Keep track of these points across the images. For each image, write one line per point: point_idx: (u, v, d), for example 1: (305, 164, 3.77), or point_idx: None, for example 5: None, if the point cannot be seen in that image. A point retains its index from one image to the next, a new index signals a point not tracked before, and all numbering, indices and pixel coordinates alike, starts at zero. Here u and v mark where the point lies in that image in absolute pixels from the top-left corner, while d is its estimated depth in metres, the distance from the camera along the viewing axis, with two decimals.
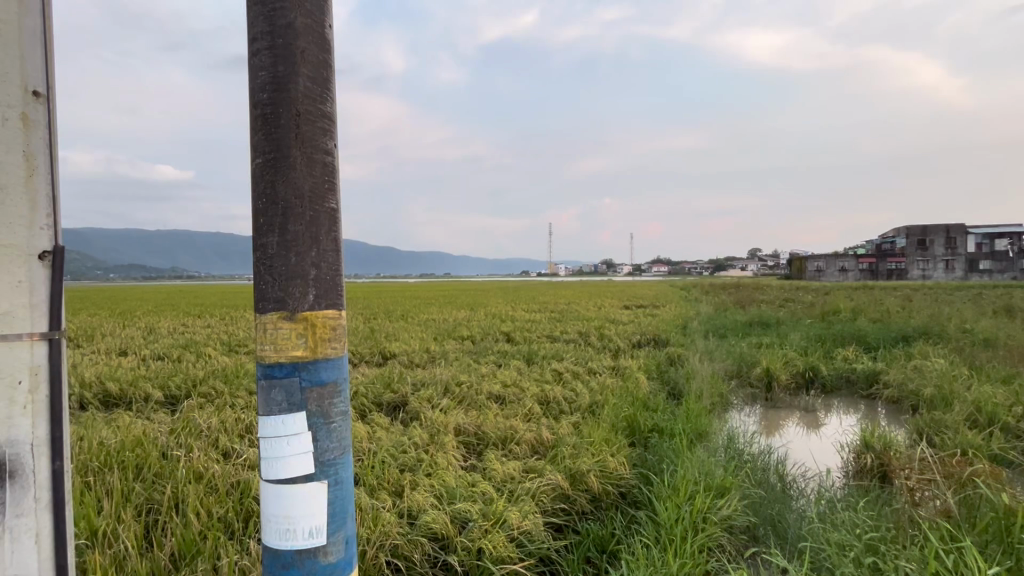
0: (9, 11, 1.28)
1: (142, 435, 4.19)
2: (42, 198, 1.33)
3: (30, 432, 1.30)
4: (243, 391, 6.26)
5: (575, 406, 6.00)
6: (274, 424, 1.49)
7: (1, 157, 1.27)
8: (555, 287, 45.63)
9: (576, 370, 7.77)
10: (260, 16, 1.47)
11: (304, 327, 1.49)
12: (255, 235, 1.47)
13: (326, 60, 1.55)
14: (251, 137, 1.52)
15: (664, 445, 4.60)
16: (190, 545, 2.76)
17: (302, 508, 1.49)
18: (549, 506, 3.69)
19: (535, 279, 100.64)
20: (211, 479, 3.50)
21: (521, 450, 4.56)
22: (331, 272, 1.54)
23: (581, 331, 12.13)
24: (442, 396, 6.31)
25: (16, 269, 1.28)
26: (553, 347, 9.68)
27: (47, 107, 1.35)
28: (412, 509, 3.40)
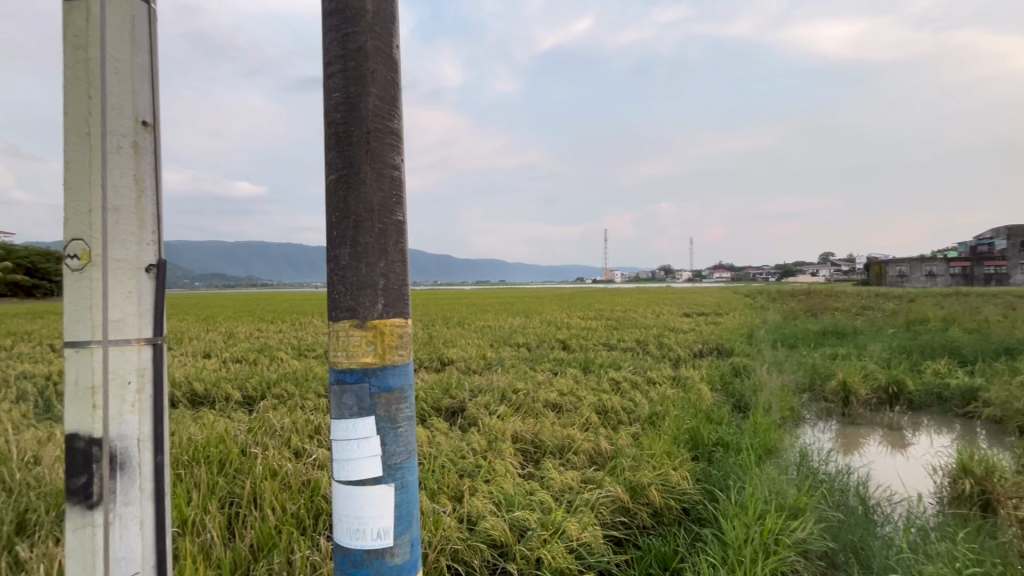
0: (122, 52, 1.43)
1: (225, 433, 4.51)
2: (149, 217, 1.48)
3: (137, 428, 1.44)
4: (312, 394, 6.62)
5: (633, 416, 5.85)
6: (345, 427, 1.56)
7: (115, 181, 1.41)
8: (609, 294, 44.87)
9: (634, 379, 7.57)
10: (334, 42, 1.57)
11: (373, 334, 1.56)
12: (329, 247, 1.56)
13: (395, 80, 1.63)
14: (326, 155, 1.61)
15: (731, 460, 4.38)
16: (268, 538, 2.93)
17: (371, 509, 1.56)
18: (609, 519, 3.61)
19: (589, 285, 99.32)
20: (284, 477, 3.70)
21: (579, 460, 4.51)
22: (398, 282, 1.61)
23: (638, 339, 11.84)
24: (499, 402, 6.35)
25: (127, 281, 1.42)
26: (610, 356, 9.51)
27: (153, 135, 1.50)
28: (471, 515, 3.45)
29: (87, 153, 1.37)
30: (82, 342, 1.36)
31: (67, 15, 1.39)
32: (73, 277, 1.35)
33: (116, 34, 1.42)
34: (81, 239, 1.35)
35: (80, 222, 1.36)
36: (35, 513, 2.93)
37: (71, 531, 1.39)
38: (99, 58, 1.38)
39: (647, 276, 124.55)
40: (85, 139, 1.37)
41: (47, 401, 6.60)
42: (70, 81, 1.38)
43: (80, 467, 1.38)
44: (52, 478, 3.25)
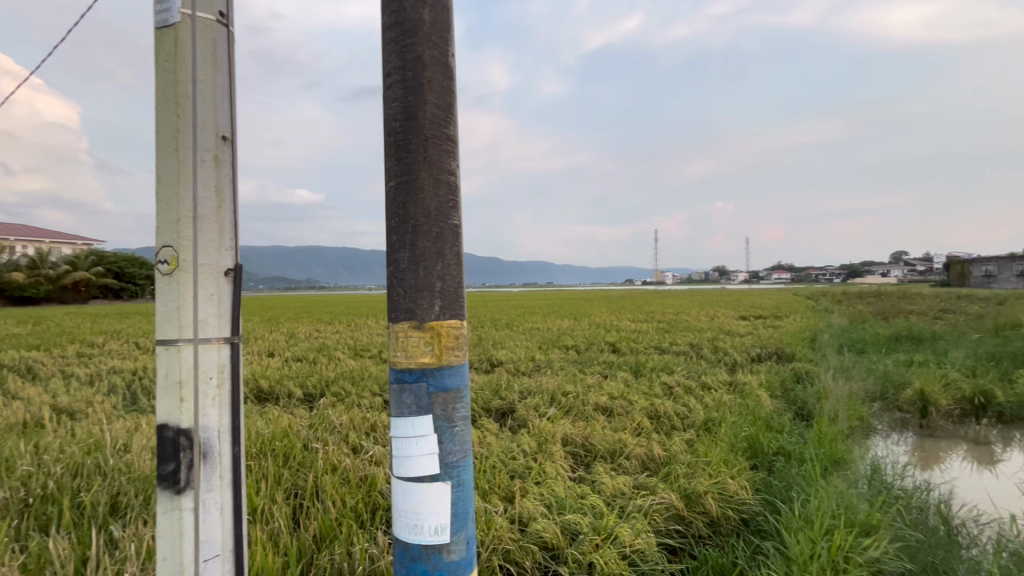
0: (206, 73, 1.55)
1: (289, 428, 4.76)
2: (228, 224, 1.58)
3: (217, 421, 1.55)
4: (368, 393, 6.86)
5: (687, 422, 5.67)
6: (404, 425, 1.61)
7: (199, 192, 1.52)
8: (659, 296, 43.75)
9: (688, 384, 7.34)
10: (393, 53, 1.63)
11: (431, 335, 1.61)
12: (389, 251, 1.62)
13: (450, 87, 1.67)
14: (385, 163, 1.68)
15: (793, 471, 4.17)
16: (330, 530, 3.07)
17: (429, 505, 1.60)
18: (663, 526, 3.51)
19: (639, 287, 97.16)
20: (344, 471, 3.86)
21: (631, 465, 4.43)
22: (454, 284, 1.65)
23: (691, 343, 11.47)
24: (548, 405, 6.34)
25: (209, 284, 1.53)
26: (662, 359, 9.26)
27: (232, 149, 1.61)
28: (522, 516, 3.46)
29: (175, 167, 1.50)
30: (172, 341, 1.49)
31: (158, 42, 1.53)
32: (164, 280, 1.48)
33: (201, 58, 1.54)
34: (170, 246, 1.48)
35: (169, 231, 1.49)
36: (126, 496, 3.21)
37: (161, 513, 1.51)
38: (186, 80, 1.51)
39: (700, 277, 120.37)
40: (175, 154, 1.50)
41: (133, 394, 7.20)
42: (161, 102, 1.51)
43: (169, 454, 1.50)
44: (140, 465, 3.55)
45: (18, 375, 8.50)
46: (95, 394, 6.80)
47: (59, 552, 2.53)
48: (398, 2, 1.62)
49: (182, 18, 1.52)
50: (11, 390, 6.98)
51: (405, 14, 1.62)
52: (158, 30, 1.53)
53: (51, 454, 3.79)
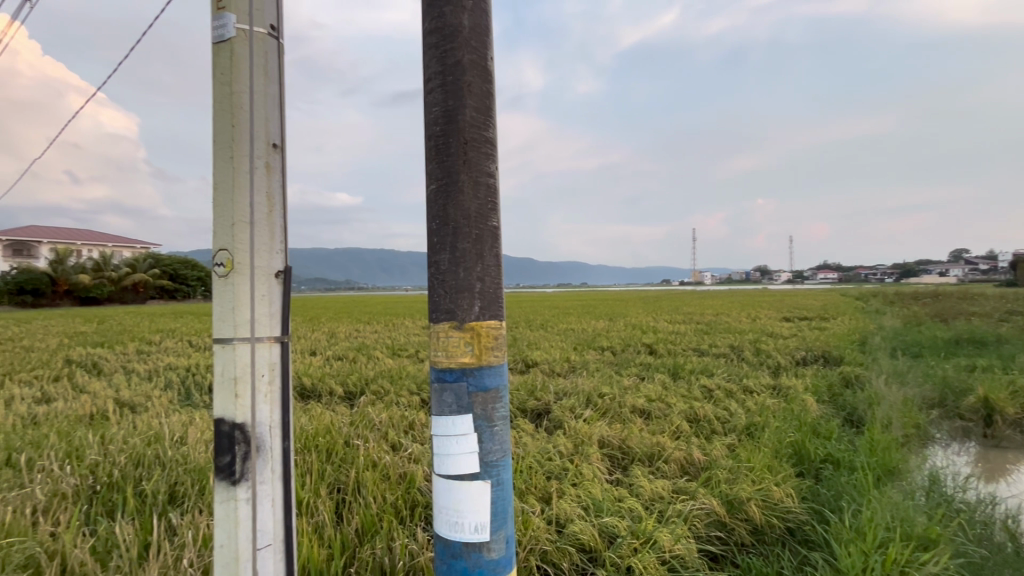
0: (259, 84, 1.62)
1: (331, 425, 4.91)
2: (278, 228, 1.65)
3: (269, 416, 1.62)
4: (406, 391, 7.00)
5: (728, 427, 5.51)
6: (445, 423, 1.64)
7: (252, 197, 1.60)
8: (698, 296, 42.73)
9: (728, 387, 7.13)
10: (434, 58, 1.67)
11: (471, 335, 1.63)
12: (430, 253, 1.66)
13: (489, 90, 1.69)
14: (426, 166, 1.71)
15: (843, 479, 3.99)
16: (371, 525, 3.15)
17: (469, 503, 1.63)
18: (703, 532, 3.43)
19: (676, 287, 95.04)
20: (384, 468, 3.95)
21: (670, 469, 4.35)
22: (494, 285, 1.67)
23: (732, 344, 11.14)
24: (584, 406, 6.29)
25: (262, 285, 1.60)
26: (701, 362, 9.03)
27: (282, 156, 1.68)
28: (559, 517, 3.46)
29: (231, 173, 1.58)
30: (228, 339, 1.57)
31: (216, 55, 1.61)
32: (221, 281, 1.56)
33: (254, 70, 1.61)
34: (226, 249, 1.56)
35: (225, 235, 1.57)
36: (183, 486, 3.40)
37: (219, 503, 1.59)
38: (242, 92, 1.59)
39: (740, 277, 116.75)
40: (230, 162, 1.58)
41: (187, 389, 7.61)
42: (218, 113, 1.60)
43: (225, 447, 1.58)
44: (195, 457, 3.74)
45: (85, 370, 9.11)
46: (153, 389, 7.22)
47: (124, 537, 2.70)
48: (438, 8, 1.65)
49: (238, 32, 1.60)
50: (78, 384, 7.49)
51: (445, 20, 1.65)
52: (214, 44, 1.61)
53: (115, 445, 4.05)
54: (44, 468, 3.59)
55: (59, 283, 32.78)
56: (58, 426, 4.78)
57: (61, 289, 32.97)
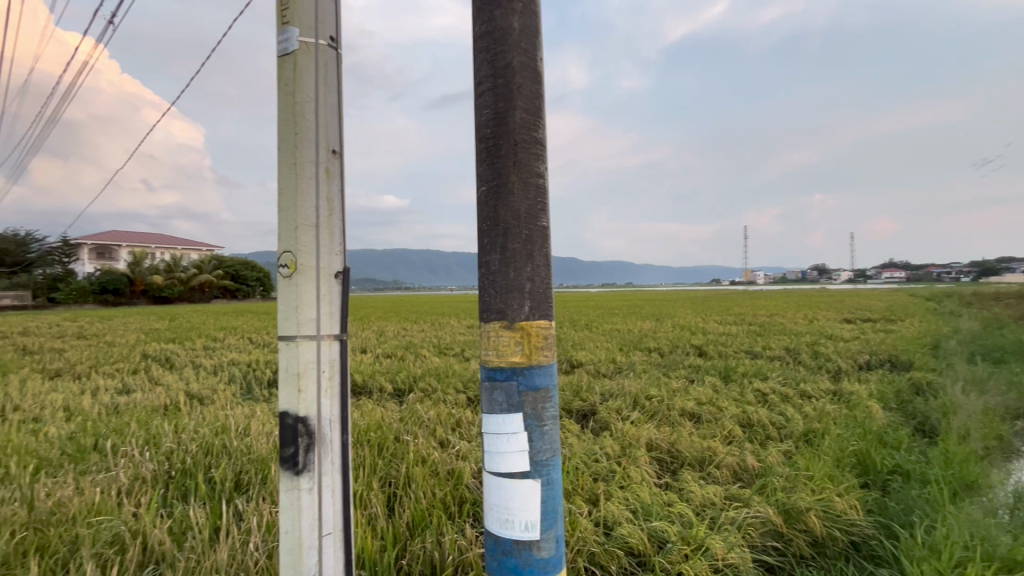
0: (320, 92, 1.70)
1: (382, 420, 5.07)
2: (337, 230, 1.72)
3: (329, 410, 1.70)
4: (452, 390, 7.12)
5: (785, 433, 5.27)
6: (496, 422, 1.67)
7: (312, 201, 1.67)
8: (750, 296, 41.07)
9: (784, 391, 6.82)
10: (485, 62, 1.69)
11: (521, 335, 1.65)
12: (481, 254, 1.69)
13: (539, 91, 1.70)
14: (477, 168, 1.74)
15: (913, 493, 3.73)
16: (421, 519, 3.23)
17: (520, 501, 1.64)
18: (758, 542, 3.30)
19: (727, 287, 91.60)
20: (433, 464, 4.04)
21: (721, 474, 4.21)
22: (544, 285, 1.68)
23: (788, 347, 10.65)
24: (631, 408, 6.19)
25: (322, 285, 1.68)
26: (755, 365, 8.68)
27: (341, 160, 1.75)
28: (607, 519, 3.42)
29: (294, 180, 1.66)
30: (291, 336, 1.65)
31: (281, 68, 1.70)
32: (285, 281, 1.65)
33: (315, 80, 1.69)
34: (290, 251, 1.65)
35: (290, 237, 1.66)
36: (247, 474, 3.61)
37: (284, 492, 1.68)
38: (304, 101, 1.67)
39: (796, 276, 111.26)
40: (293, 168, 1.66)
41: (249, 383, 8.07)
42: (282, 122, 1.68)
43: (289, 439, 1.66)
44: (258, 447, 3.96)
45: (160, 364, 9.84)
46: (219, 383, 7.70)
47: (197, 519, 2.90)
48: (489, 11, 1.67)
49: (300, 45, 1.68)
50: (154, 376, 8.10)
51: (495, 23, 1.67)
52: (280, 57, 1.71)
53: (188, 434, 4.36)
54: (127, 453, 3.92)
55: (135, 284, 35.57)
56: (138, 415, 5.19)
57: (138, 289, 35.75)
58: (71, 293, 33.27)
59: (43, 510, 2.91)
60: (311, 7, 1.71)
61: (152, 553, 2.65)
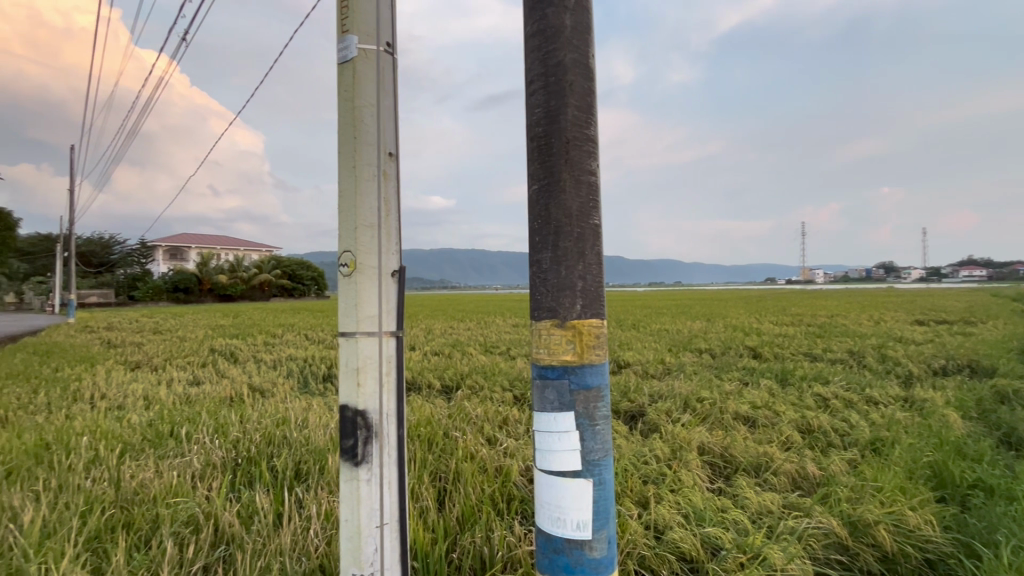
0: (376, 97, 1.76)
1: (431, 416, 5.19)
2: (393, 230, 1.78)
3: (386, 405, 1.76)
4: (499, 387, 7.18)
5: (849, 440, 4.97)
6: (547, 420, 1.67)
7: (370, 203, 1.73)
8: (808, 296, 39.00)
9: (848, 397, 6.43)
10: (536, 60, 1.69)
11: (573, 334, 1.65)
12: (532, 252, 1.69)
13: (591, 88, 1.69)
14: (528, 167, 1.74)
15: (999, 510, 3.42)
16: (470, 515, 3.27)
17: (572, 500, 1.64)
18: (820, 554, 3.13)
19: (783, 286, 87.35)
20: (481, 460, 4.10)
21: (779, 482, 4.02)
22: (596, 283, 1.66)
23: (851, 350, 10.04)
24: (681, 411, 6.02)
25: (380, 283, 1.74)
26: (815, 368, 8.24)
27: (396, 163, 1.81)
28: (657, 523, 3.35)
29: (353, 182, 1.73)
30: (351, 333, 1.72)
31: (340, 75, 1.77)
32: (345, 280, 1.72)
33: (372, 85, 1.75)
34: (350, 251, 1.72)
35: (350, 238, 1.73)
36: (307, 464, 3.79)
37: (344, 482, 1.75)
38: (363, 106, 1.74)
39: (859, 275, 104.66)
40: (353, 171, 1.73)
41: (306, 378, 8.46)
42: (342, 126, 1.76)
43: (349, 431, 1.74)
44: (316, 439, 4.15)
45: (226, 358, 10.48)
46: (279, 377, 8.12)
47: (262, 505, 3.08)
48: (541, 10, 1.68)
49: (359, 52, 1.74)
50: (221, 369, 8.64)
51: (547, 21, 1.67)
52: (340, 65, 1.78)
53: (252, 424, 4.62)
54: (199, 441, 4.21)
55: (203, 283, 38.04)
56: (207, 406, 5.56)
57: (205, 288, 38.21)
58: (148, 292, 36.01)
59: (127, 491, 3.17)
60: (369, 15, 1.77)
61: (223, 535, 2.84)
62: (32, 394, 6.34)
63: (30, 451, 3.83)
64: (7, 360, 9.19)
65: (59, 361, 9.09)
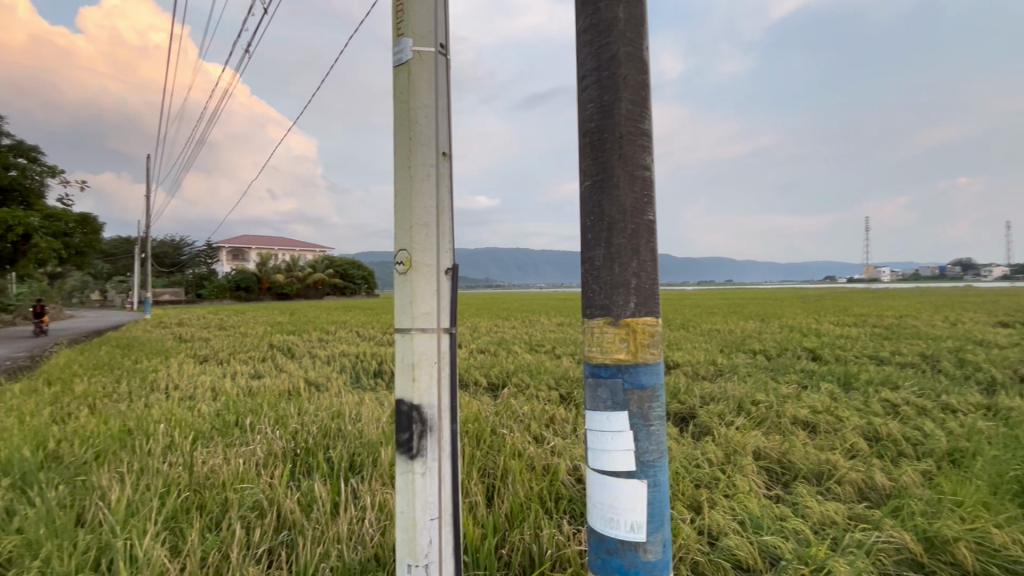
0: (430, 96, 1.79)
1: (479, 413, 5.25)
2: (446, 229, 1.80)
3: (439, 399, 1.78)
4: (545, 386, 7.18)
5: (923, 450, 4.63)
6: (600, 419, 1.65)
7: (424, 203, 1.77)
8: (873, 295, 36.62)
9: (921, 403, 5.99)
10: (589, 55, 1.67)
11: (627, 332, 1.61)
12: (584, 250, 1.67)
13: (645, 82, 1.66)
14: (581, 163, 1.72)
15: None
16: (519, 513, 3.28)
17: (625, 501, 1.61)
18: (892, 570, 2.93)
19: (844, 284, 82.40)
20: (529, 458, 4.10)
21: (844, 492, 3.80)
22: (650, 281, 1.63)
23: (924, 353, 9.33)
24: (735, 414, 5.80)
25: (434, 282, 1.76)
26: (882, 372, 7.72)
27: (450, 163, 1.83)
28: (711, 528, 3.25)
29: (409, 182, 1.77)
30: (406, 329, 1.77)
31: (396, 77, 1.82)
32: (401, 277, 1.76)
33: (427, 87, 1.79)
34: (405, 250, 1.76)
35: (405, 237, 1.77)
36: (360, 456, 3.92)
37: (400, 474, 1.80)
38: (418, 107, 1.78)
39: (932, 273, 97.21)
40: (408, 171, 1.77)
41: (358, 373, 8.76)
42: (397, 128, 1.80)
43: (404, 425, 1.78)
44: (369, 432, 4.29)
45: (284, 353, 11.03)
46: (333, 372, 8.46)
47: (320, 494, 3.21)
48: (593, 5, 1.65)
49: (413, 54, 1.78)
50: (279, 364, 9.10)
51: (600, 15, 1.64)
52: (395, 68, 1.83)
53: (310, 416, 4.84)
54: (262, 431, 4.45)
55: (262, 282, 40.18)
56: (269, 398, 5.86)
57: (264, 286, 40.34)
58: (213, 291, 38.40)
59: (200, 475, 3.39)
60: (424, 18, 1.81)
61: (285, 520, 2.98)
62: (116, 383, 6.91)
63: (116, 435, 4.17)
64: (94, 353, 10.07)
65: (138, 354, 9.85)
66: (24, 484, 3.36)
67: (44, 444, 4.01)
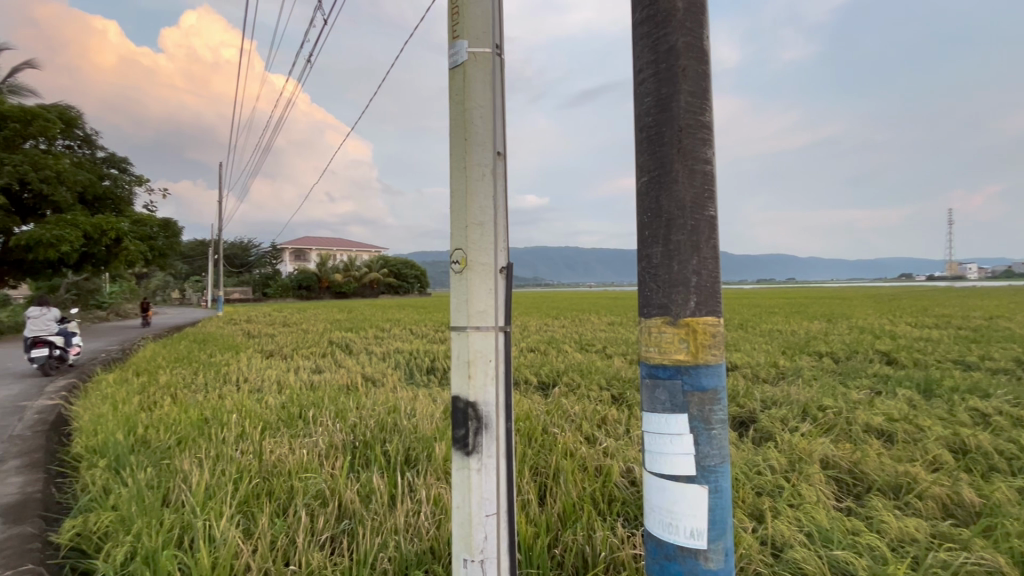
0: (486, 96, 1.80)
1: (531, 412, 5.26)
2: (501, 228, 1.81)
3: (494, 396, 1.79)
4: (596, 386, 7.09)
5: (1019, 466, 4.19)
6: (658, 420, 1.60)
7: (480, 202, 1.79)
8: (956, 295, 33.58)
9: (1016, 413, 5.43)
10: (646, 48, 1.63)
11: (686, 332, 1.56)
12: (641, 247, 1.63)
13: (706, 72, 1.60)
14: (638, 158, 1.68)
15: None
16: (571, 513, 3.25)
17: (685, 506, 1.56)
18: None
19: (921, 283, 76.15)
20: (581, 458, 4.07)
21: (926, 507, 3.50)
22: (711, 279, 1.57)
23: (1019, 358, 8.46)
24: (800, 420, 5.49)
25: (488, 280, 1.78)
26: (969, 378, 7.05)
27: (504, 162, 1.83)
28: (775, 539, 3.10)
29: (464, 182, 1.80)
30: (462, 327, 1.80)
31: (452, 79, 1.85)
32: (456, 276, 1.79)
33: (482, 87, 1.80)
34: (461, 249, 1.79)
35: (461, 236, 1.80)
36: (415, 451, 4.03)
37: (456, 469, 1.83)
38: (472, 108, 1.80)
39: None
40: (464, 171, 1.80)
41: (412, 370, 9.00)
42: (453, 130, 1.83)
43: (461, 421, 1.82)
44: (424, 427, 4.40)
45: (342, 349, 11.49)
46: (388, 368, 8.73)
47: (377, 485, 3.32)
48: None
49: (469, 56, 1.80)
50: (338, 359, 9.50)
51: (658, 6, 1.60)
52: (451, 70, 1.86)
53: (367, 411, 5.03)
54: (324, 423, 4.67)
55: (322, 282, 42.12)
56: (329, 392, 6.14)
57: (324, 285, 42.28)
58: (278, 290, 40.65)
59: (268, 463, 3.61)
60: (479, 20, 1.82)
61: (345, 509, 3.12)
62: (193, 375, 7.45)
63: (195, 423, 4.51)
64: (175, 347, 10.91)
65: (212, 349, 10.57)
66: (118, 464, 3.70)
67: (134, 429, 4.40)
